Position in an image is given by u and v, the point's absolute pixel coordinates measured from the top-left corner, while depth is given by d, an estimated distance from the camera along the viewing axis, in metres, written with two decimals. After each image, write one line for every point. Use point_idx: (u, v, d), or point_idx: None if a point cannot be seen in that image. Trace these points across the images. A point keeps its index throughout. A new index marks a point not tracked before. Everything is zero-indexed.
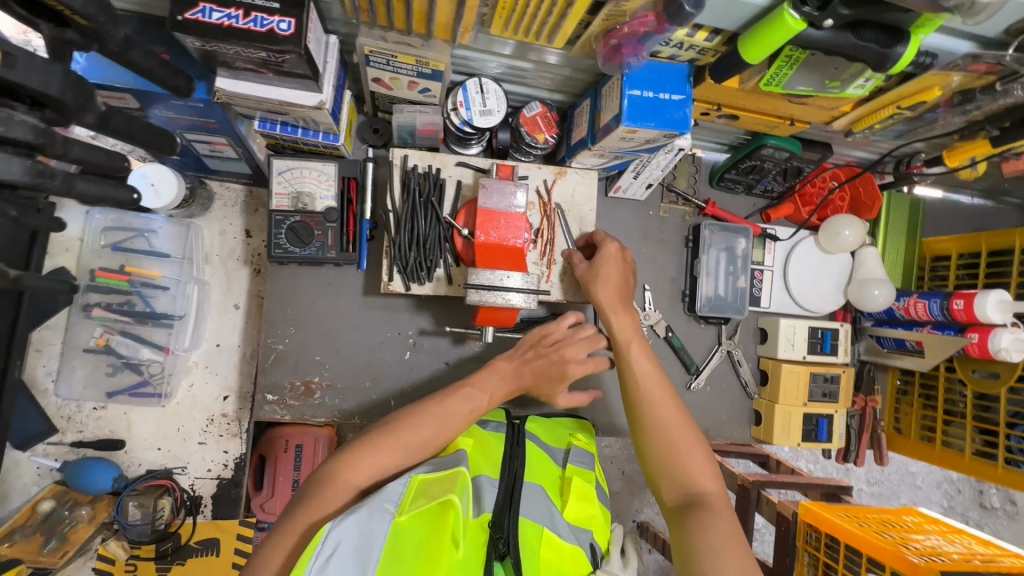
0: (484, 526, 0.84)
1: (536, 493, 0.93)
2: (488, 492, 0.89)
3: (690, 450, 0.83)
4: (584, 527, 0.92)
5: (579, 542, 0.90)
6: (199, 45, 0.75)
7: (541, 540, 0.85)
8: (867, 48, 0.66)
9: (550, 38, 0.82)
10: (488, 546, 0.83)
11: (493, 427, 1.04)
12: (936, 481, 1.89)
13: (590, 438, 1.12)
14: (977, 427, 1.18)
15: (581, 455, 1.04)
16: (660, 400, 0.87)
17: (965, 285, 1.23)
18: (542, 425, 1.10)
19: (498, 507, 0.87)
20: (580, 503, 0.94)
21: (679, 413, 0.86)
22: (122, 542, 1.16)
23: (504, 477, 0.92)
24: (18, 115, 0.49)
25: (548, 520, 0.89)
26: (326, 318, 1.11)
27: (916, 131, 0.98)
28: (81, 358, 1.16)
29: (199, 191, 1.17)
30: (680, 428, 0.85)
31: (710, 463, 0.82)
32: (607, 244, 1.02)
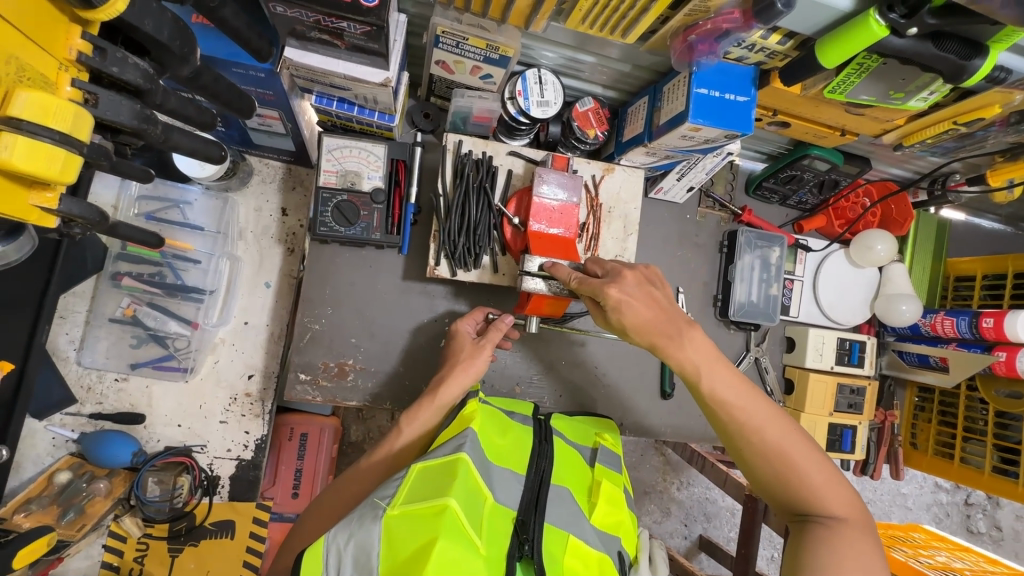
0: (506, 521, 0.78)
1: (565, 498, 0.87)
2: (511, 487, 0.83)
3: (805, 472, 0.76)
4: (611, 535, 0.88)
5: (607, 549, 0.85)
6: (280, 11, 0.75)
7: (565, 550, 0.79)
8: (947, 59, 0.69)
9: (625, 34, 0.83)
10: (510, 545, 0.75)
11: (519, 418, 0.97)
12: (926, 503, 1.92)
13: (615, 439, 1.08)
14: (998, 445, 1.20)
15: (608, 454, 1.01)
16: (760, 420, 0.78)
17: (988, 305, 1.25)
18: (569, 423, 1.05)
19: (524, 506, 0.81)
20: (609, 508, 0.90)
21: (787, 434, 0.77)
22: (136, 519, 1.14)
23: (530, 477, 0.86)
24: (131, 60, 0.52)
25: (576, 527, 0.83)
26: (363, 300, 1.11)
27: (962, 149, 1.01)
28: (106, 328, 1.13)
29: (241, 165, 1.15)
30: (789, 450, 0.77)
31: (832, 482, 0.75)
32: (612, 284, 0.81)
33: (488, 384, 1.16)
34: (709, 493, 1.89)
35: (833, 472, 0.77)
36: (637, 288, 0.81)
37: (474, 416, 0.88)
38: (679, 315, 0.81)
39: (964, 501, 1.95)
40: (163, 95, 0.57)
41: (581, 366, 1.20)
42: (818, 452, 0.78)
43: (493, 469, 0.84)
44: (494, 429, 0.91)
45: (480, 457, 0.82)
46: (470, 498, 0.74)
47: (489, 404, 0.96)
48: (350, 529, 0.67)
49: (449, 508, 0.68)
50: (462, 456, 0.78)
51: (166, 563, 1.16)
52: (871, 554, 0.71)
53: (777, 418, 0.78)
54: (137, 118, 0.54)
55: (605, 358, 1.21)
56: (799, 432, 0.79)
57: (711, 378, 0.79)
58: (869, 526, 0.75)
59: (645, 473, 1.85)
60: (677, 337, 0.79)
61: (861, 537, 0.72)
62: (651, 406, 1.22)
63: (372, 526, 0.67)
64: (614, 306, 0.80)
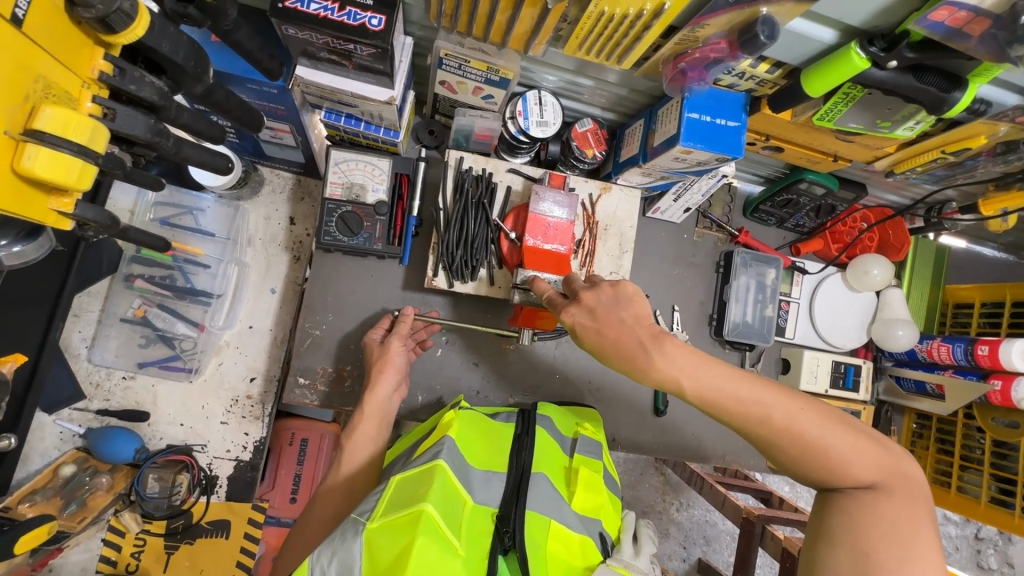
0: (487, 519, 0.82)
1: (544, 482, 0.88)
2: (492, 486, 0.87)
3: (823, 449, 0.69)
4: (592, 518, 0.90)
5: (588, 532, 0.87)
6: (291, 33, 0.80)
7: (548, 534, 0.81)
8: (927, 91, 0.71)
9: (619, 60, 0.86)
10: (491, 541, 0.80)
11: (503, 417, 1.01)
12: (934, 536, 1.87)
13: (597, 428, 1.09)
14: (995, 476, 1.18)
15: (588, 443, 1.02)
16: (764, 409, 0.70)
17: (987, 332, 1.25)
18: (553, 410, 1.05)
19: (504, 501, 0.85)
20: (588, 494, 0.92)
21: (795, 415, 0.70)
22: (135, 515, 1.17)
23: (511, 471, 0.89)
24: (148, 78, 0.56)
25: (557, 511, 0.85)
26: (364, 308, 1.14)
27: (953, 177, 1.03)
28: (117, 327, 1.18)
29: (252, 175, 1.20)
30: (803, 431, 0.69)
31: (854, 452, 0.69)
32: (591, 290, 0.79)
33: (482, 395, 1.18)
34: (708, 515, 1.87)
35: (856, 434, 0.71)
36: (602, 307, 0.75)
37: (451, 424, 0.90)
38: (640, 329, 0.73)
39: (973, 535, 1.90)
40: (177, 111, 0.61)
41: (575, 379, 1.22)
42: (834, 420, 0.71)
43: (472, 473, 0.87)
44: (474, 433, 0.93)
45: (458, 461, 0.85)
46: (448, 503, 0.78)
47: (471, 409, 0.98)
48: (333, 547, 0.70)
49: (425, 513, 0.72)
50: (440, 463, 0.81)
51: (162, 559, 1.19)
52: (904, 518, 0.66)
53: (783, 399, 0.70)
54: (150, 132, 0.58)
55: (597, 373, 1.23)
56: (810, 405, 0.71)
57: (695, 380, 0.71)
58: (901, 483, 0.69)
59: (644, 492, 1.84)
60: (646, 355, 0.72)
61: (890, 502, 0.67)
62: (644, 423, 1.24)
63: (354, 542, 0.70)
64: (569, 329, 0.78)
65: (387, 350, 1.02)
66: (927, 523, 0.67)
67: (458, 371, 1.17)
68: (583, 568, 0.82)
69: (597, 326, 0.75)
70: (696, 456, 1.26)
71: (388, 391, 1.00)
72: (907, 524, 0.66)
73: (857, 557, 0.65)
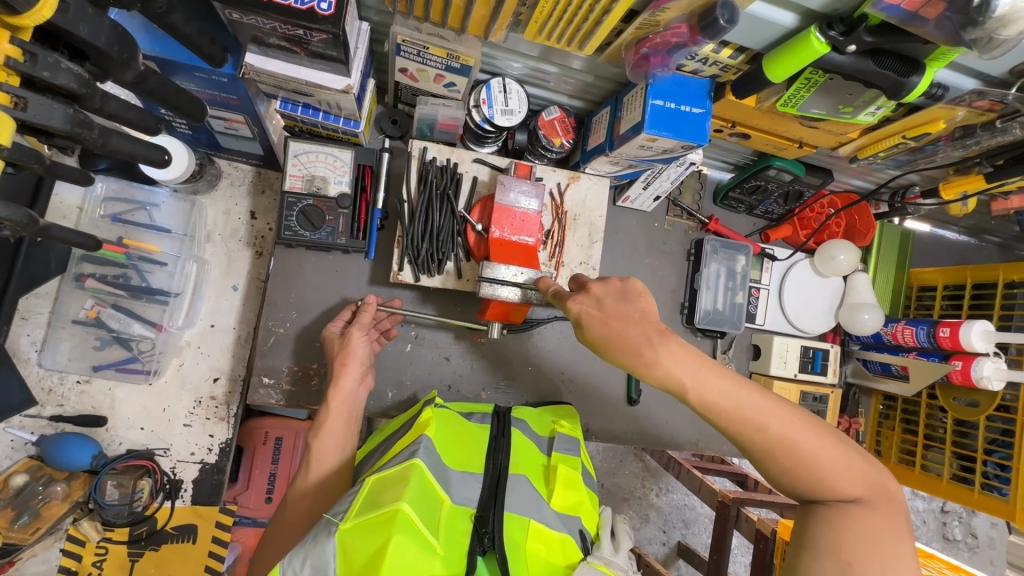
0: (467, 520, 0.81)
1: (521, 483, 0.89)
2: (471, 486, 0.86)
3: (814, 462, 0.69)
4: (571, 515, 0.90)
5: (568, 530, 0.88)
6: (236, 17, 0.75)
7: (528, 535, 0.82)
8: (885, 75, 0.71)
9: (581, 46, 0.84)
10: (471, 541, 0.79)
11: (478, 418, 1.00)
12: None
13: (574, 424, 1.08)
14: (956, 453, 1.21)
15: (566, 440, 1.01)
16: (762, 417, 0.68)
17: (949, 314, 1.28)
18: (528, 413, 1.06)
19: (483, 501, 0.84)
20: (567, 491, 0.91)
21: (791, 426, 0.69)
22: (95, 523, 1.14)
23: (489, 472, 0.88)
24: (64, 63, 0.51)
25: (536, 511, 0.86)
26: (329, 304, 1.11)
27: (916, 163, 1.03)
28: (69, 329, 1.12)
29: (207, 167, 1.14)
30: (797, 441, 0.69)
31: (843, 466, 0.69)
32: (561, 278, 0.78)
33: (454, 389, 1.17)
34: (687, 499, 1.90)
35: (846, 449, 0.70)
36: (610, 300, 0.75)
37: (429, 423, 0.89)
38: (648, 325, 0.71)
39: (939, 509, 1.94)
40: (103, 99, 0.57)
41: (548, 370, 1.21)
42: (826, 433, 0.70)
43: (451, 474, 0.86)
44: (449, 434, 0.92)
45: (436, 461, 0.84)
46: (425, 499, 0.77)
47: (446, 407, 0.98)
48: (305, 551, 0.68)
49: (401, 511, 0.70)
50: (417, 462, 0.80)
51: (125, 567, 1.16)
52: (886, 532, 0.67)
53: (779, 408, 0.69)
54: (70, 123, 0.53)
55: (571, 363, 1.22)
56: (804, 415, 0.70)
57: (660, 372, 0.69)
58: (885, 499, 0.70)
59: (623, 479, 1.86)
60: (653, 349, 0.70)
61: (873, 516, 0.68)
62: (617, 411, 1.24)
63: (327, 542, 0.68)
64: (574, 320, 0.77)
65: (357, 342, 0.99)
66: (900, 528, 0.68)
67: (429, 366, 1.15)
68: (564, 566, 0.82)
69: (605, 317, 0.74)
70: (670, 445, 1.26)
71: (358, 387, 0.97)
72: (888, 538, 0.67)
73: (841, 569, 0.65)
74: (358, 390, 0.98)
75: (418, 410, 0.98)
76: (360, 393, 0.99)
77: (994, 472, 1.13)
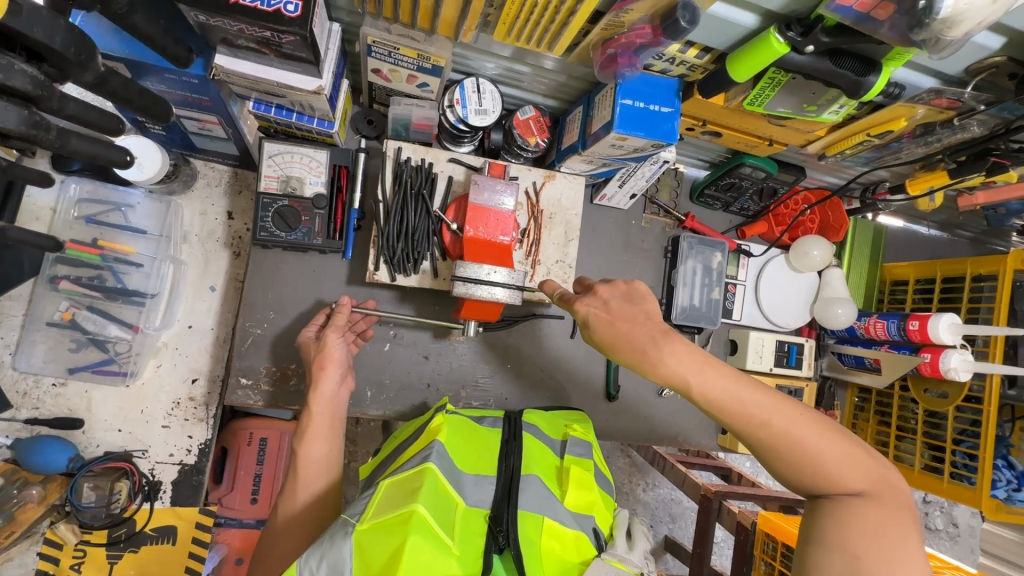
0: (480, 520, 0.83)
1: (534, 483, 0.90)
2: (484, 487, 0.88)
3: (819, 457, 0.69)
4: (585, 514, 0.91)
5: (581, 528, 0.88)
6: (202, 19, 0.75)
7: (542, 531, 0.84)
8: (843, 75, 0.73)
9: (550, 46, 0.85)
10: (485, 541, 0.81)
11: (490, 422, 1.03)
12: None
13: (586, 428, 1.10)
14: (927, 443, 1.23)
15: (578, 443, 1.02)
16: (766, 414, 0.70)
17: (920, 308, 1.31)
18: (540, 416, 1.08)
19: (496, 502, 0.86)
20: (580, 491, 0.92)
21: (795, 422, 0.70)
22: (72, 526, 1.13)
23: (502, 473, 0.90)
24: (19, 66, 0.49)
25: (550, 509, 0.87)
26: (306, 305, 1.11)
27: (882, 159, 1.04)
28: (44, 331, 1.11)
29: (182, 167, 1.15)
30: (801, 437, 0.70)
31: (848, 461, 0.70)
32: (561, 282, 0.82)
33: (433, 387, 1.17)
34: (674, 493, 1.93)
35: (852, 446, 0.71)
36: (616, 301, 0.78)
37: (441, 429, 0.92)
38: (653, 324, 0.74)
39: (921, 498, 1.96)
40: (61, 99, 0.56)
41: (527, 368, 1.22)
42: (830, 430, 0.71)
43: (463, 477, 0.88)
44: (460, 437, 0.94)
45: (449, 465, 0.86)
46: (440, 502, 0.79)
47: (457, 413, 1.00)
48: (321, 550, 0.69)
49: (416, 513, 0.72)
50: (430, 466, 0.82)
51: (104, 569, 1.15)
52: (893, 526, 0.67)
53: (782, 405, 0.71)
54: (26, 124, 0.52)
55: (548, 360, 1.23)
56: (807, 412, 0.71)
57: None
58: (891, 492, 0.70)
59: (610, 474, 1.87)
60: (656, 348, 0.72)
61: (880, 510, 0.68)
62: (595, 408, 1.25)
63: (343, 543, 0.70)
64: (583, 321, 0.80)
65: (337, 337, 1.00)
66: (907, 520, 0.68)
67: (408, 364, 1.16)
68: (579, 563, 0.83)
69: (611, 319, 0.77)
70: (650, 438, 1.28)
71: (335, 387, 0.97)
72: (896, 530, 0.67)
73: (848, 562, 0.65)
74: (339, 391, 0.96)
75: (430, 417, 1.00)
76: (341, 394, 0.97)
77: (962, 462, 1.15)
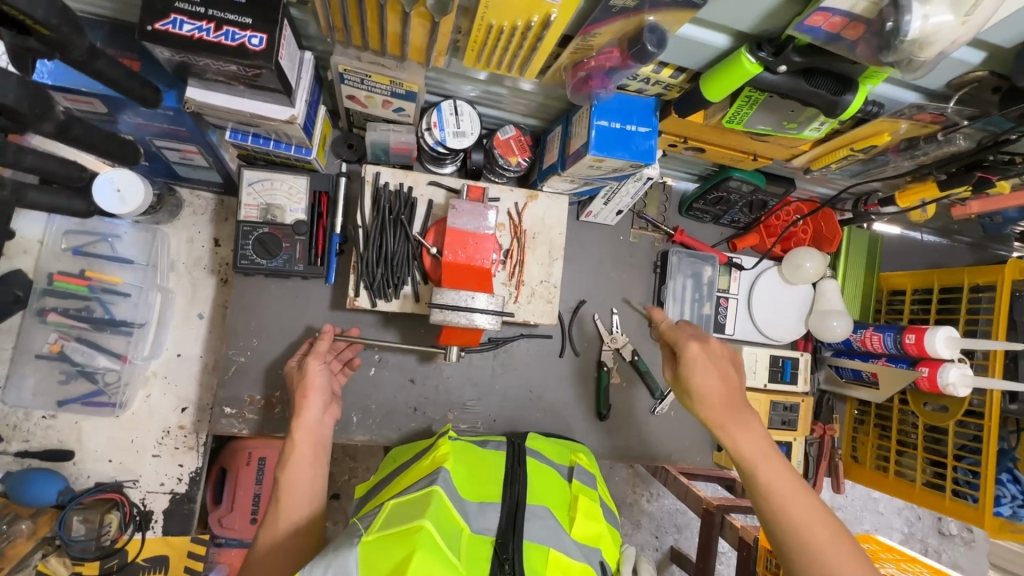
0: (486, 547, 0.80)
1: (543, 514, 0.87)
2: (489, 515, 0.84)
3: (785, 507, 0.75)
4: (591, 547, 0.87)
5: (588, 561, 0.85)
6: (169, 55, 0.75)
7: (546, 562, 0.80)
8: (818, 94, 0.71)
9: (522, 70, 0.84)
10: (491, 567, 0.77)
11: (493, 446, 1.00)
12: (897, 506, 1.78)
13: (590, 460, 1.08)
14: (929, 458, 1.19)
15: (584, 472, 1.00)
16: (750, 454, 0.79)
17: (919, 318, 1.27)
18: (545, 443, 1.05)
19: (501, 530, 0.82)
20: (588, 522, 0.89)
21: (773, 471, 0.77)
22: (63, 559, 1.14)
23: (507, 499, 0.86)
24: None
25: (556, 541, 0.84)
26: (289, 332, 1.11)
27: (870, 172, 1.03)
28: (33, 364, 1.12)
29: (167, 198, 1.15)
30: (775, 487, 0.76)
31: (814, 523, 0.73)
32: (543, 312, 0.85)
33: (420, 410, 1.16)
34: (678, 504, 1.89)
35: (829, 516, 0.74)
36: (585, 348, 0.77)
37: (446, 458, 0.88)
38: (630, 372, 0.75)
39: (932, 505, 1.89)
40: (16, 153, 0.58)
41: (515, 388, 1.21)
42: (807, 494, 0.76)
43: (467, 506, 0.84)
44: (466, 465, 0.91)
45: (454, 492, 0.82)
46: (446, 523, 0.75)
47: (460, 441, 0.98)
48: (326, 559, 0.65)
49: (424, 527, 0.70)
50: (436, 488, 0.79)
51: None
52: None
53: (770, 455, 0.79)
54: None
55: (536, 380, 1.22)
56: (790, 472, 0.77)
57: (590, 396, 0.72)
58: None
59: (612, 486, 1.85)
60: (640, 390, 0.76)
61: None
62: (586, 427, 1.24)
63: (349, 552, 0.66)
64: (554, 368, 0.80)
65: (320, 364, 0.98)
66: None
67: (394, 388, 1.15)
68: None
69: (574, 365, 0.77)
70: (643, 458, 1.26)
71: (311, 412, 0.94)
72: None
73: None
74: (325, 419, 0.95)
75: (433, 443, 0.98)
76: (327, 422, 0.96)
77: (964, 478, 1.12)
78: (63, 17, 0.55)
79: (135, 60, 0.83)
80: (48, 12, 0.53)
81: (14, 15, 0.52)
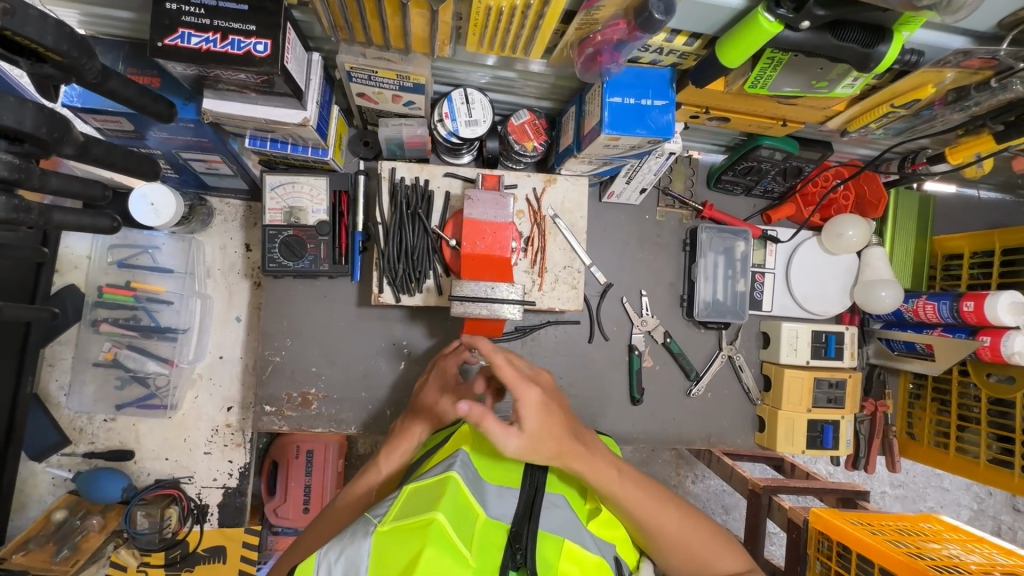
0: (502, 535, 0.76)
1: (562, 505, 0.84)
2: (507, 500, 0.81)
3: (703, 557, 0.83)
4: (607, 542, 0.86)
5: (603, 555, 0.82)
6: (182, 69, 0.77)
7: (561, 555, 0.77)
8: (848, 48, 0.65)
9: (527, 50, 0.81)
10: (505, 556, 0.73)
11: None
12: (965, 482, 1.66)
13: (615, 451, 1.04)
14: (994, 434, 1.11)
15: None
16: (673, 517, 0.83)
17: (979, 284, 1.16)
18: None
19: (519, 517, 0.78)
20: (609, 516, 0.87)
21: (679, 524, 0.83)
22: (132, 549, 1.23)
23: (527, 487, 0.82)
24: None
25: (574, 533, 0.81)
26: (321, 331, 1.14)
27: (916, 129, 0.95)
28: (91, 371, 1.19)
29: (199, 208, 1.19)
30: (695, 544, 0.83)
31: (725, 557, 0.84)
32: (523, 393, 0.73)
33: None
34: None
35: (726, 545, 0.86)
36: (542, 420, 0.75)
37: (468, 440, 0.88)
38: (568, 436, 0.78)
39: None
40: (42, 178, 0.60)
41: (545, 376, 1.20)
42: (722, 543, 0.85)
43: (488, 488, 0.81)
44: (487, 452, 0.88)
45: (473, 476, 0.80)
46: (462, 514, 0.71)
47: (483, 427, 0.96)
48: (341, 546, 0.64)
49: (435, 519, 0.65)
50: (452, 474, 0.75)
51: None
52: None
53: (685, 516, 0.84)
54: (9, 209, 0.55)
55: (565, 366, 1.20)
56: (707, 526, 0.86)
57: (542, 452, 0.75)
58: None
59: None
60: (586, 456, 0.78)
61: None
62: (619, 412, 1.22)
63: (362, 541, 0.64)
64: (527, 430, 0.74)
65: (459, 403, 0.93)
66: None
67: None
68: None
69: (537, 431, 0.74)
70: (680, 442, 1.24)
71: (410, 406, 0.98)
72: None
73: None
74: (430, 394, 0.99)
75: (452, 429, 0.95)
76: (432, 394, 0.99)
77: None
78: (71, 41, 0.56)
79: (156, 78, 0.86)
80: (57, 38, 0.55)
81: (25, 43, 0.54)
